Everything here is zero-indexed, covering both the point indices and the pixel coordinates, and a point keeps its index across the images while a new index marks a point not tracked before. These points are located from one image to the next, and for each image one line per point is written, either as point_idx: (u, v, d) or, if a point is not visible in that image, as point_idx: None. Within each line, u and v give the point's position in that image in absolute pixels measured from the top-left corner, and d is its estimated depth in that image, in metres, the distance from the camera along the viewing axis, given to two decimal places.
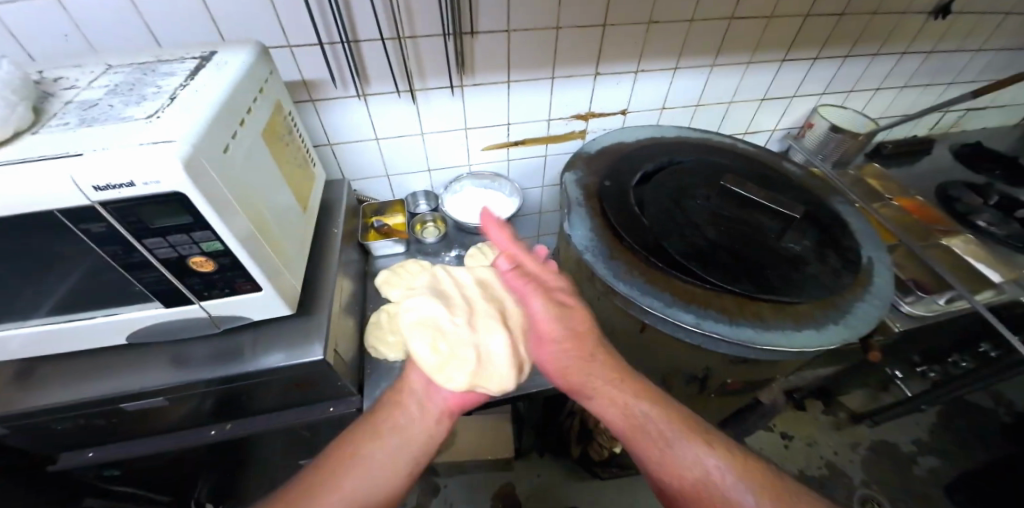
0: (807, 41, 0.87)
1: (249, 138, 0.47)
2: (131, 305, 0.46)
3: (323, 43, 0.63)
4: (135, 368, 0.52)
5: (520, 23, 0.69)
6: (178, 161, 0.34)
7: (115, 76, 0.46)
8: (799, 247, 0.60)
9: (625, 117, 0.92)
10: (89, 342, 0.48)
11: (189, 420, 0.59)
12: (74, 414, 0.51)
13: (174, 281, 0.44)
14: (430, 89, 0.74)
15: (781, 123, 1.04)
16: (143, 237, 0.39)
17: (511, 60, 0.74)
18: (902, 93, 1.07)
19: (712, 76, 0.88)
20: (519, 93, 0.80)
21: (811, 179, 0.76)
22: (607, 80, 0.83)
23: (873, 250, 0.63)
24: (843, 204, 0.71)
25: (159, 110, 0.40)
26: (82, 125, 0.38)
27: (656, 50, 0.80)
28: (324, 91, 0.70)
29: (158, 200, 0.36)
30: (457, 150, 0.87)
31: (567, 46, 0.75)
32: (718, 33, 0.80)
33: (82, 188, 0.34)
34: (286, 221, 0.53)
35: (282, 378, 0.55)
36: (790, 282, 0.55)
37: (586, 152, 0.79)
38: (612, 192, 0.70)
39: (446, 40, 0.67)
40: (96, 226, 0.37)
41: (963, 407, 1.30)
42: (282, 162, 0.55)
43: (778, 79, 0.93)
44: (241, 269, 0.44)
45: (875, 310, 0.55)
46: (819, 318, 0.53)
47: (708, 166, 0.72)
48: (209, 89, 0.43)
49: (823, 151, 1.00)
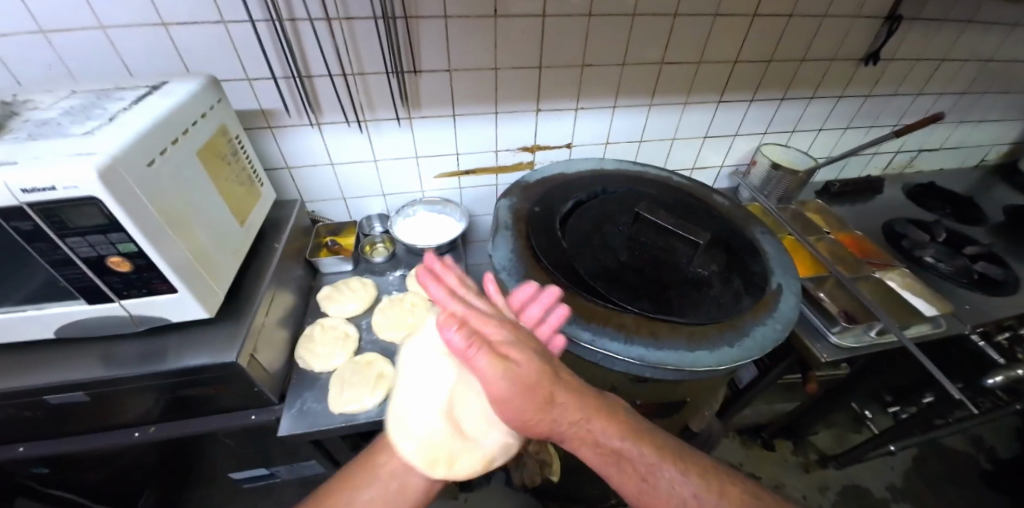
0: (739, 85, 0.93)
1: (182, 154, 0.52)
2: (59, 302, 0.51)
3: (278, 78, 0.71)
4: (67, 363, 0.56)
5: (459, 64, 0.77)
6: (92, 170, 0.39)
7: (76, 99, 0.53)
8: (705, 272, 0.64)
9: (571, 150, 0.98)
10: (18, 335, 0.53)
11: (113, 420, 0.63)
12: (3, 404, 0.56)
13: (94, 278, 0.48)
14: (380, 120, 0.82)
15: (728, 160, 1.09)
16: (65, 236, 0.44)
17: (454, 96, 0.81)
18: (846, 135, 1.11)
19: (651, 114, 0.94)
20: (465, 126, 0.87)
21: (737, 211, 0.80)
22: (548, 116, 0.89)
23: (781, 276, 0.67)
24: (763, 234, 0.75)
25: (96, 128, 0.46)
26: (28, 139, 0.44)
27: (593, 90, 0.87)
28: (280, 120, 0.77)
29: (76, 203, 0.41)
30: (410, 176, 0.93)
31: (507, 85, 0.82)
32: (651, 75, 0.87)
33: (11, 191, 0.39)
34: (216, 232, 0.58)
35: (199, 380, 0.58)
36: (690, 304, 0.59)
37: (525, 182, 0.84)
38: (539, 217, 0.74)
39: (391, 77, 0.75)
40: (23, 225, 0.42)
41: (940, 454, 1.24)
42: (220, 179, 0.61)
43: (718, 119, 0.99)
44: (158, 271, 0.49)
45: (772, 332, 0.58)
46: (713, 338, 0.56)
47: (633, 196, 0.79)
48: (147, 112, 0.50)
49: (766, 189, 1.03)
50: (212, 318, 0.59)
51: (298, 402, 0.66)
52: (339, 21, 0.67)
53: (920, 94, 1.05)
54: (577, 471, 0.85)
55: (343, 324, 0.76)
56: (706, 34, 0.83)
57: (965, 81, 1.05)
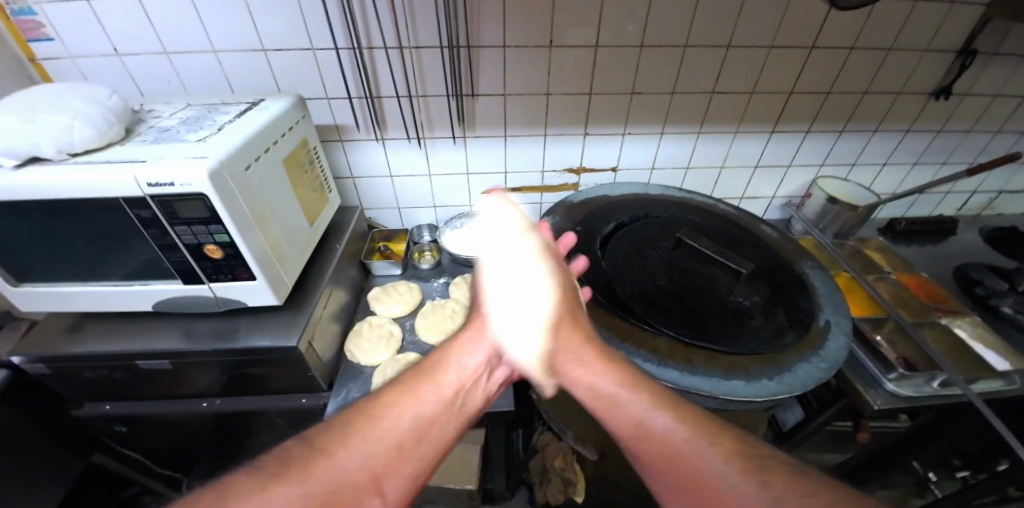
0: (794, 116, 0.92)
1: (271, 161, 0.61)
2: (160, 280, 0.60)
3: (353, 97, 0.80)
4: (160, 334, 0.66)
5: (514, 90, 0.82)
6: (203, 170, 0.47)
7: (189, 111, 0.63)
8: (748, 302, 0.63)
9: (616, 174, 0.99)
10: (125, 306, 0.62)
11: (189, 389, 0.72)
12: (107, 364, 0.65)
13: (191, 262, 0.56)
14: (437, 139, 0.88)
15: (779, 191, 1.06)
16: (174, 224, 0.52)
17: (507, 118, 0.86)
18: (914, 171, 1.05)
19: (699, 142, 0.95)
20: (514, 147, 0.92)
21: (786, 243, 0.78)
22: (595, 140, 0.92)
23: (831, 314, 0.64)
24: (814, 270, 0.72)
25: (207, 136, 0.55)
26: (153, 143, 0.54)
27: (640, 117, 0.89)
28: (350, 134, 0.86)
29: (187, 197, 0.49)
30: (460, 191, 0.99)
31: (557, 110, 0.86)
32: (700, 104, 0.88)
33: (140, 184, 0.48)
34: (291, 230, 0.66)
35: (263, 361, 0.65)
36: (729, 333, 0.59)
37: (568, 202, 0.87)
38: (581, 236, 0.77)
39: (451, 100, 0.82)
40: (145, 213, 0.51)
41: None
42: (299, 184, 0.69)
43: (770, 149, 0.97)
44: (241, 261, 0.56)
45: (817, 371, 0.55)
46: (752, 371, 0.55)
47: (676, 222, 0.79)
48: (248, 125, 0.58)
49: (822, 222, 0.98)
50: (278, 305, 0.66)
51: (343, 391, 0.71)
52: (411, 49, 0.75)
53: (1001, 132, 0.97)
54: (602, 496, 0.84)
55: (388, 323, 0.81)
56: (759, 65, 0.83)
57: None
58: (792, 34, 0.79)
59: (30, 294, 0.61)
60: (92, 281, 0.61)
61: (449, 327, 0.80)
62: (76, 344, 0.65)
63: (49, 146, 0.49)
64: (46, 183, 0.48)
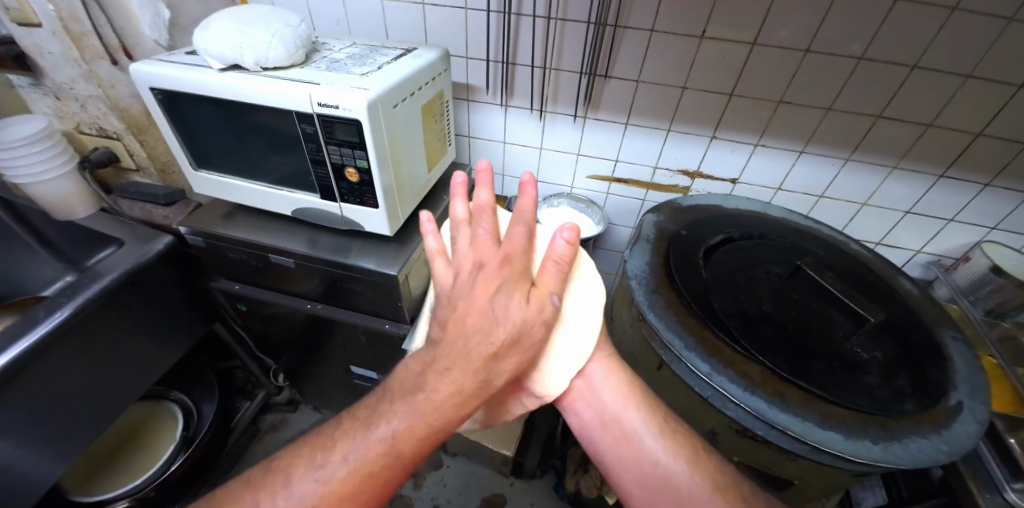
0: (977, 163, 0.77)
1: (413, 105, 0.66)
2: (303, 190, 0.69)
3: (491, 60, 0.84)
4: (293, 237, 0.76)
5: (648, 78, 0.80)
6: (364, 100, 0.52)
7: (355, 49, 0.70)
8: (867, 356, 0.56)
9: (734, 186, 0.93)
10: (272, 205, 0.73)
11: (299, 289, 0.83)
12: (246, 250, 0.78)
13: (332, 181, 0.63)
14: (557, 114, 0.89)
15: (925, 245, 0.92)
16: (328, 144, 0.58)
17: (633, 106, 0.85)
18: None
19: (844, 170, 0.84)
20: (633, 136, 0.89)
21: (926, 305, 0.67)
22: (720, 146, 0.87)
23: (968, 396, 0.55)
24: (954, 341, 0.62)
25: (369, 72, 0.61)
26: (327, 70, 0.61)
27: (781, 130, 0.81)
28: (477, 96, 0.91)
29: (345, 121, 0.55)
30: (565, 171, 1.00)
31: (687, 107, 0.83)
32: (858, 128, 0.78)
33: (311, 103, 0.55)
34: (414, 173, 0.72)
35: (366, 282, 0.73)
36: (835, 381, 0.54)
37: (677, 204, 0.83)
38: (684, 240, 0.74)
39: (583, 78, 0.82)
40: (308, 128, 0.58)
41: None
42: (428, 131, 0.74)
43: (931, 195, 0.83)
44: (372, 190, 0.62)
45: (935, 452, 0.48)
46: (854, 427, 0.50)
47: (796, 251, 0.73)
48: (403, 68, 0.63)
49: (975, 293, 0.84)
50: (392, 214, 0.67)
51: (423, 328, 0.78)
52: (557, 21, 0.76)
53: None
54: None
55: None
56: (947, 96, 0.71)
57: None
58: (1006, 65, 0.66)
59: (207, 178, 0.74)
60: (254, 180, 0.72)
61: None
62: (228, 228, 0.78)
63: (249, 60, 0.57)
64: (243, 88, 0.57)
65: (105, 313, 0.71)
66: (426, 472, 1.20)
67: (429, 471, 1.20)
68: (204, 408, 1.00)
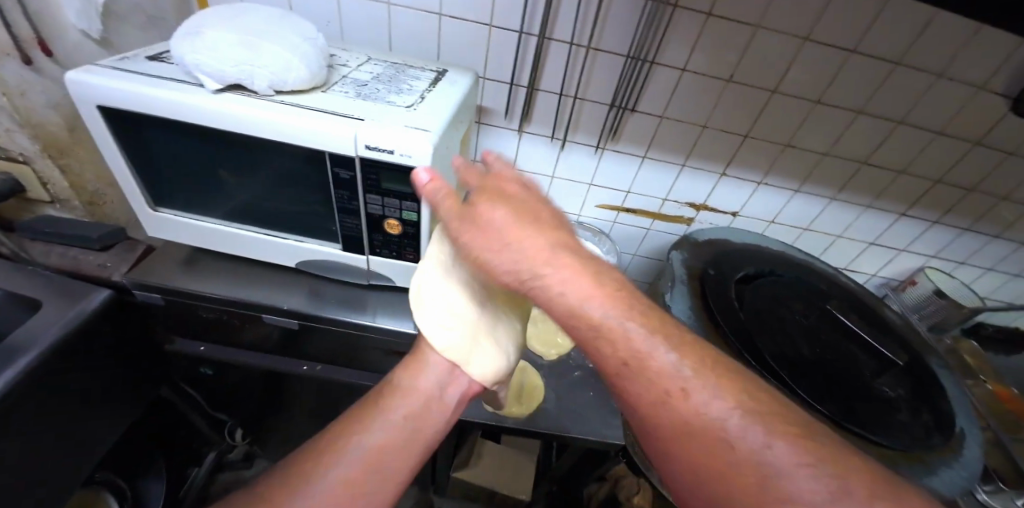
0: (931, 203, 0.90)
1: (456, 141, 0.57)
2: (316, 240, 0.56)
3: (513, 84, 0.77)
4: (294, 291, 0.63)
5: (673, 113, 0.80)
6: (429, 145, 0.44)
7: (376, 67, 0.59)
8: (893, 393, 0.64)
9: (734, 218, 0.97)
10: (266, 254, 0.59)
11: (294, 347, 0.69)
12: (225, 309, 0.62)
13: (364, 232, 0.53)
14: (577, 143, 0.85)
15: (879, 270, 1.04)
16: (367, 193, 0.49)
17: (654, 140, 0.84)
18: (1015, 280, 1.04)
19: (830, 206, 0.92)
20: (649, 168, 0.89)
21: (910, 332, 0.77)
22: (728, 182, 0.90)
23: (963, 419, 0.64)
24: (939, 367, 0.72)
25: (414, 102, 0.51)
26: (359, 98, 0.50)
27: (784, 170, 0.87)
28: (491, 119, 0.82)
29: (398, 168, 0.46)
30: (575, 199, 0.96)
31: (705, 144, 0.84)
32: (847, 171, 0.86)
33: (355, 144, 0.45)
34: None
35: (391, 341, 0.63)
36: (879, 423, 0.58)
37: (694, 238, 0.85)
38: (715, 280, 0.75)
39: (612, 110, 0.79)
40: (344, 173, 0.48)
41: None
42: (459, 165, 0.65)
43: (893, 229, 0.95)
44: (415, 242, 0.53)
45: (962, 479, 0.56)
46: (903, 467, 0.56)
47: (808, 287, 0.79)
48: (447, 98, 0.55)
49: (921, 311, 0.98)
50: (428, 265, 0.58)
51: None
52: (589, 49, 0.72)
53: None
54: None
55: None
56: (919, 148, 0.81)
57: None
58: (967, 126, 0.77)
59: (170, 220, 0.57)
60: (239, 224, 0.58)
61: (558, 341, 0.77)
62: (198, 280, 0.62)
63: (262, 82, 0.45)
64: (254, 119, 0.45)
65: (34, 405, 0.51)
66: None
67: None
68: (152, 491, 0.80)
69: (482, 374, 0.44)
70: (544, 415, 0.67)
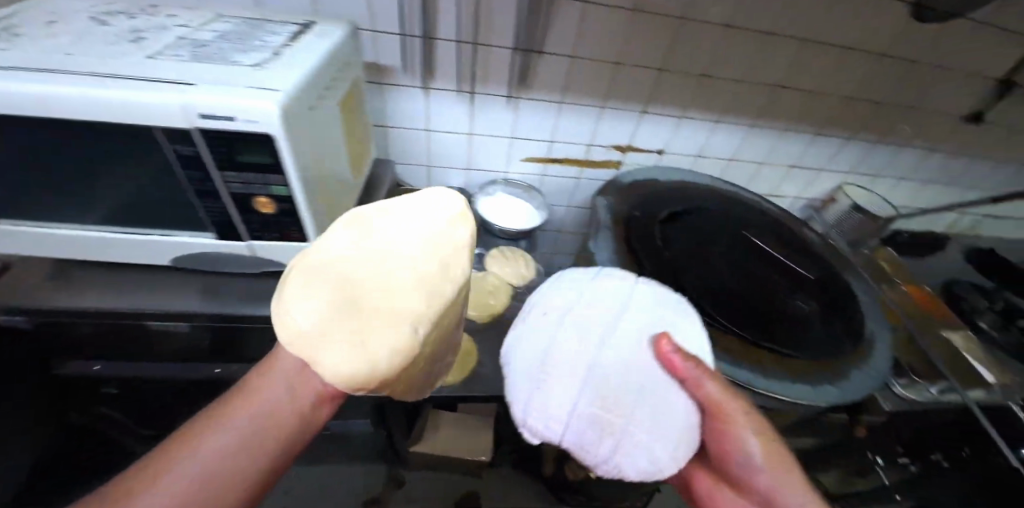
0: (844, 120, 0.92)
1: (329, 102, 0.52)
2: (184, 232, 0.50)
3: (404, 34, 0.70)
4: (182, 291, 0.58)
5: (584, 52, 0.75)
6: (275, 104, 0.38)
7: (224, 25, 0.53)
8: (806, 308, 0.66)
9: (660, 157, 0.94)
10: (133, 255, 0.52)
11: (201, 350, 0.64)
12: (105, 323, 0.55)
13: (231, 215, 0.47)
14: (488, 94, 0.79)
15: (803, 193, 1.07)
16: (221, 169, 0.43)
17: (568, 83, 0.79)
18: (924, 188, 1.11)
19: (749, 135, 0.92)
20: (568, 115, 0.84)
21: (829, 250, 0.79)
22: (651, 121, 0.87)
23: (875, 324, 0.67)
24: (855, 279, 0.75)
25: (263, 61, 0.46)
26: (193, 60, 0.43)
27: (702, 101, 0.85)
28: (391, 78, 0.75)
29: (248, 137, 0.41)
30: (497, 155, 0.90)
31: (621, 82, 0.80)
32: (760, 96, 0.85)
33: (189, 115, 0.38)
34: (341, 187, 0.59)
35: None
36: (774, 339, 0.61)
37: (620, 182, 0.83)
38: (640, 222, 0.74)
39: (514, 54, 0.74)
40: (184, 149, 0.41)
41: None
42: (348, 131, 0.60)
43: (810, 151, 0.97)
44: (295, 218, 0.49)
45: (871, 379, 0.59)
46: (815, 376, 0.58)
47: (731, 218, 0.79)
48: (309, 51, 0.50)
49: (840, 229, 1.02)
50: None
51: None
52: None
53: (1007, 162, 1.06)
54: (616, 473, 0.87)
55: None
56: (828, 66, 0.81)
57: None
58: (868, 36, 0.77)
59: None
60: (83, 223, 0.49)
61: (490, 303, 0.75)
62: (60, 295, 0.55)
63: None
64: (38, 88, 0.35)
65: None
66: (390, 495, 1.09)
67: (393, 493, 1.10)
68: None
69: (353, 371, 0.34)
70: (479, 381, 0.65)
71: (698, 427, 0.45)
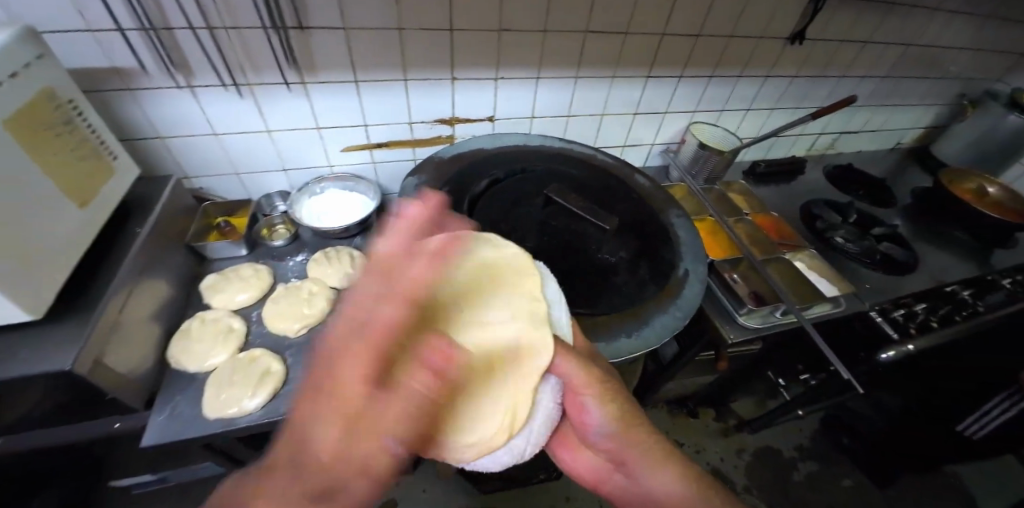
0: (670, 58, 0.89)
1: None
2: None
3: (121, 29, 0.59)
4: None
5: (357, 22, 0.67)
6: None
7: None
8: (614, 259, 0.62)
9: (494, 124, 0.90)
10: None
11: None
12: None
13: None
14: (267, 84, 0.71)
15: (658, 139, 1.07)
16: None
17: (354, 58, 0.71)
18: (774, 115, 1.13)
19: (578, 88, 0.88)
20: (371, 95, 0.77)
21: (658, 193, 0.78)
22: (465, 86, 0.81)
23: (691, 262, 0.66)
24: (679, 218, 0.74)
25: None
26: None
27: (513, 59, 0.79)
28: (139, 81, 0.66)
29: None
30: (311, 150, 0.82)
31: (414, 49, 0.73)
32: (574, 44, 0.80)
33: None
34: (47, 221, 0.49)
35: (30, 392, 0.49)
36: (572, 300, 0.56)
37: (438, 158, 0.77)
38: (447, 198, 0.68)
39: (268, 34, 0.65)
40: None
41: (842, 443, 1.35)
42: (46, 155, 0.50)
43: (647, 95, 0.95)
44: None
45: (674, 321, 0.57)
46: (613, 329, 0.56)
47: (554, 176, 0.75)
48: None
49: (694, 169, 1.03)
50: (13, 292, 0.45)
51: (168, 407, 0.59)
52: None
53: (842, 78, 1.08)
54: None
55: (227, 317, 0.67)
56: (631, 4, 0.77)
57: (888, 65, 1.08)
58: None
59: None
60: None
61: (305, 312, 0.67)
62: None
63: None
64: None
65: None
66: None
67: None
68: None
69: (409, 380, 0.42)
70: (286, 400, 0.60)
71: (593, 422, 0.48)
